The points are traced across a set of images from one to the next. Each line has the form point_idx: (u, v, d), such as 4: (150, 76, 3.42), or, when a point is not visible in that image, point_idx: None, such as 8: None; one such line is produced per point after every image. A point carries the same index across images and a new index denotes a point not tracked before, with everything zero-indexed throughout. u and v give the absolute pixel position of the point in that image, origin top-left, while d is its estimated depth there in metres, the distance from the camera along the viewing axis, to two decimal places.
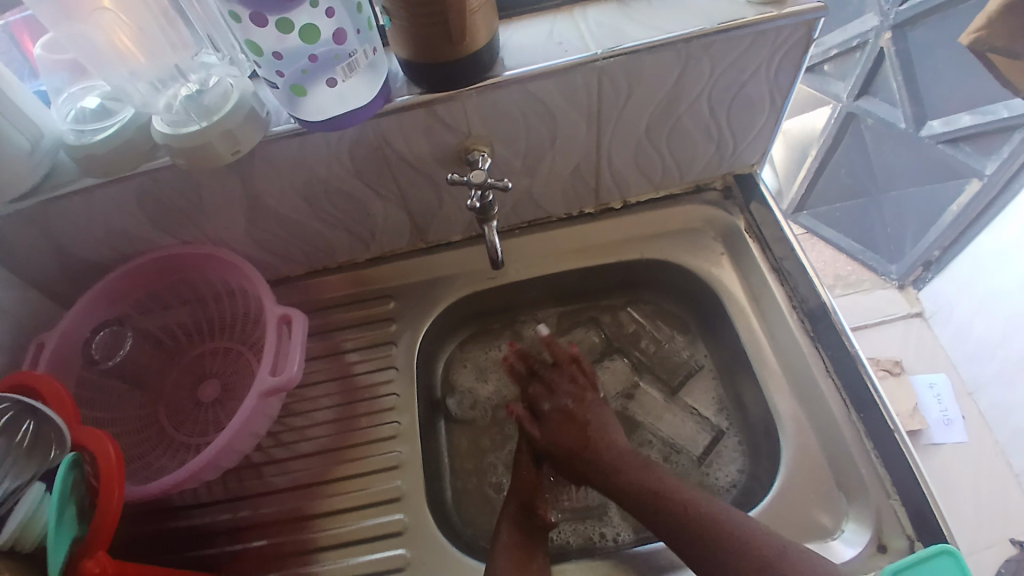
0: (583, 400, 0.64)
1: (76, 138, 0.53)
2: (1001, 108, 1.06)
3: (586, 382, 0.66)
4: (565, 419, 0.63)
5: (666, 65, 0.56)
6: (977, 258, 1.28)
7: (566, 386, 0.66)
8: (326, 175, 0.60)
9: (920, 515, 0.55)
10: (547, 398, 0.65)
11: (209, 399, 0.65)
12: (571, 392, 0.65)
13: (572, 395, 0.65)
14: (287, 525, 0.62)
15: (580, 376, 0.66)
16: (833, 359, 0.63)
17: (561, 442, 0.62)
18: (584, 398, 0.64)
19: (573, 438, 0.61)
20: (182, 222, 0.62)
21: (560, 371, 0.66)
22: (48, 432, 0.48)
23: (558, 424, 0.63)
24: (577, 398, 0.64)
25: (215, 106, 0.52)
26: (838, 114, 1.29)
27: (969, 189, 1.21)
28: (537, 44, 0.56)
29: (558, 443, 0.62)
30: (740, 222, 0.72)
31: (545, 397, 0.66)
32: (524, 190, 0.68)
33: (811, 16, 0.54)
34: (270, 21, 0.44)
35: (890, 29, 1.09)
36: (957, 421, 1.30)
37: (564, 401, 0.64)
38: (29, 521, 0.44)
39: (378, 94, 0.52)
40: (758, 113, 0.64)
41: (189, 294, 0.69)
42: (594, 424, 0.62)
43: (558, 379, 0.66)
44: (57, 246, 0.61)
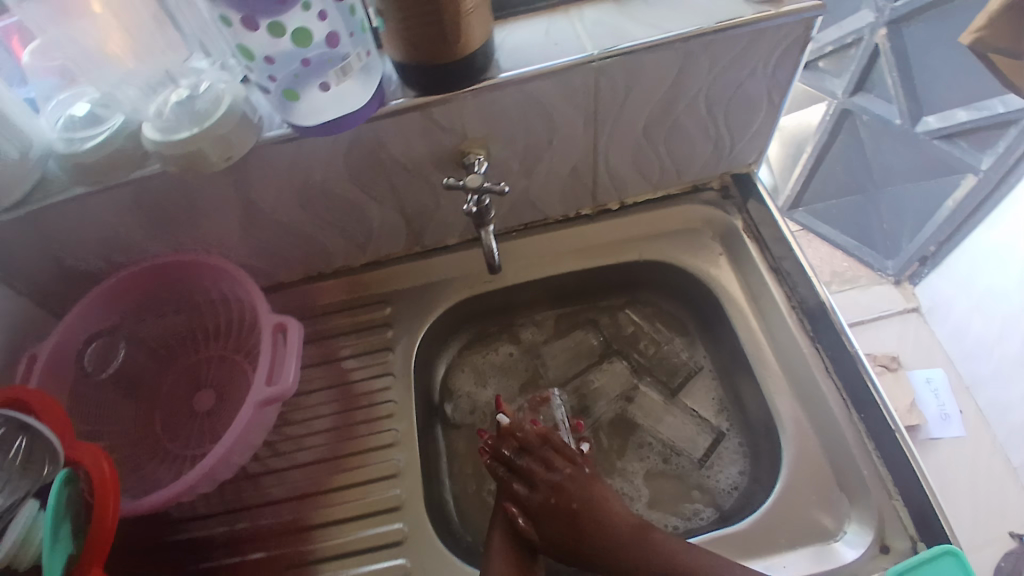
0: (563, 488, 0.59)
1: (66, 146, 0.52)
2: (998, 103, 1.06)
3: (566, 461, 0.61)
4: (550, 513, 0.58)
5: (663, 64, 0.55)
6: (974, 254, 1.29)
7: (550, 480, 0.60)
8: (320, 180, 0.59)
9: (922, 515, 0.55)
10: (529, 494, 0.60)
11: (204, 409, 0.65)
12: (550, 481, 0.60)
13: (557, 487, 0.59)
14: (285, 537, 0.62)
15: (556, 458, 0.61)
16: (834, 359, 0.63)
17: (559, 537, 0.58)
18: (564, 484, 0.59)
19: (570, 534, 0.57)
20: (175, 229, 0.62)
21: (535, 459, 0.61)
22: (40, 449, 0.47)
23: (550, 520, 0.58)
24: (557, 487, 0.59)
25: (207, 112, 0.51)
26: (832, 111, 1.29)
27: (965, 184, 1.21)
28: (533, 45, 0.56)
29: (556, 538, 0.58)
30: (738, 221, 0.71)
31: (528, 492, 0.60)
32: (522, 192, 0.68)
33: (810, 14, 0.53)
34: (262, 24, 0.44)
35: (886, 25, 1.09)
36: (955, 416, 1.30)
37: (544, 493, 0.59)
38: (26, 538, 0.43)
39: (373, 96, 0.51)
40: (756, 112, 0.64)
41: (184, 300, 0.67)
42: (583, 512, 0.58)
43: (534, 468, 0.61)
44: (49, 255, 0.60)
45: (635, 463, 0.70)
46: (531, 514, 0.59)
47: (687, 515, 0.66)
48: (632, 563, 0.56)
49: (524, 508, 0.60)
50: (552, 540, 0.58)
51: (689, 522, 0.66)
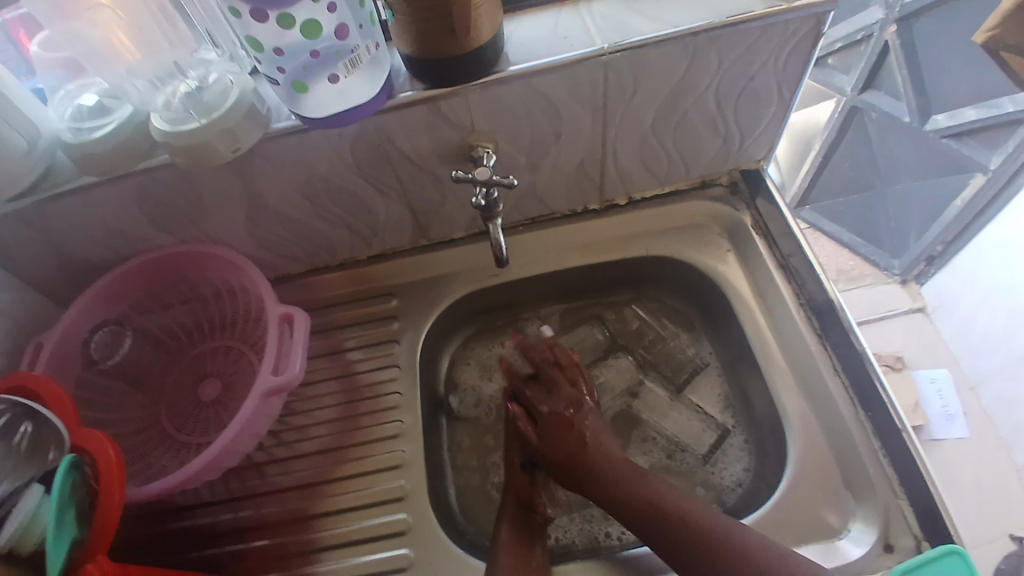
0: (583, 406, 0.63)
1: (75, 136, 0.52)
2: (1007, 103, 1.04)
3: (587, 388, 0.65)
4: (558, 424, 0.63)
5: (672, 58, 0.55)
6: (980, 253, 1.28)
7: (566, 393, 0.64)
8: (328, 172, 0.59)
9: (928, 514, 0.55)
10: (547, 402, 0.65)
11: (210, 398, 0.65)
12: (571, 396, 0.64)
13: (571, 402, 0.64)
14: (289, 526, 0.62)
15: (581, 380, 0.65)
16: (841, 357, 0.63)
17: (556, 448, 0.61)
18: (584, 405, 0.63)
19: (567, 447, 0.61)
20: (181, 220, 0.62)
21: (562, 375, 0.65)
22: (47, 435, 0.47)
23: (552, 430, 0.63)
24: (577, 404, 0.63)
25: (215, 103, 0.51)
26: (842, 108, 1.28)
27: (974, 182, 1.20)
28: (542, 38, 0.55)
29: (552, 448, 0.62)
30: (746, 217, 0.71)
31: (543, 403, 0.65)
32: (528, 186, 0.68)
33: (821, 9, 0.53)
34: (271, 16, 0.43)
35: (894, 22, 1.09)
36: (959, 416, 1.30)
37: (562, 406, 0.64)
38: (28, 525, 0.43)
39: (380, 90, 0.51)
40: (765, 107, 0.63)
41: (189, 292, 0.68)
42: (594, 434, 0.61)
43: (557, 386, 0.65)
44: (55, 246, 0.60)
45: (640, 457, 0.70)
46: (539, 424, 0.64)
47: None
48: (624, 487, 0.57)
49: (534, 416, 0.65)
50: (550, 456, 0.62)
51: None
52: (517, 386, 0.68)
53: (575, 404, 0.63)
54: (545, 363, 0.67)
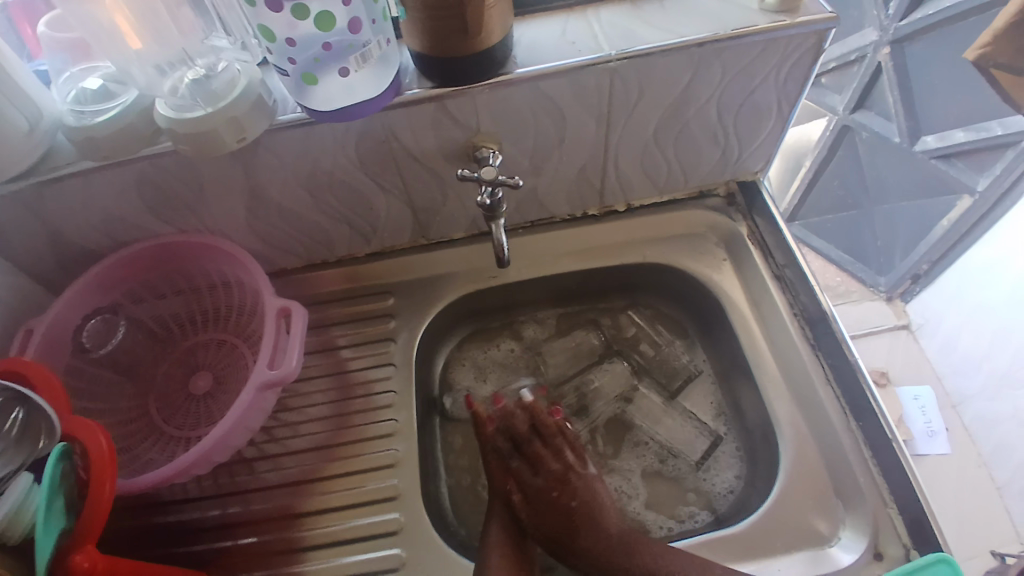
0: (567, 480, 0.63)
1: (76, 120, 0.52)
2: (996, 125, 1.07)
3: (574, 455, 0.65)
4: (547, 502, 0.63)
5: (677, 68, 0.56)
6: (964, 275, 1.31)
7: (552, 465, 0.65)
8: (331, 166, 0.59)
9: (917, 523, 0.55)
10: (529, 477, 0.64)
11: (202, 391, 0.64)
12: (556, 472, 0.64)
13: (557, 475, 0.64)
14: (279, 522, 0.61)
15: (567, 451, 0.65)
16: (833, 367, 0.64)
17: (545, 524, 0.62)
18: (572, 476, 0.64)
19: (557, 522, 0.62)
20: (180, 210, 0.61)
21: (545, 448, 0.65)
22: (38, 421, 0.46)
23: (540, 509, 0.63)
24: (565, 480, 0.64)
25: (223, 93, 0.51)
26: (833, 128, 1.32)
27: (960, 204, 1.22)
28: (550, 43, 0.56)
29: (540, 527, 0.62)
30: (743, 228, 0.72)
31: (530, 474, 0.64)
32: (530, 189, 0.68)
33: (823, 26, 0.54)
34: (286, 7, 0.43)
35: (889, 44, 1.11)
36: (941, 433, 1.32)
37: (546, 483, 0.64)
38: (18, 511, 0.42)
39: (388, 88, 0.51)
40: (765, 121, 0.64)
41: (183, 283, 0.67)
42: (582, 509, 0.61)
43: (543, 451, 0.65)
44: (51, 232, 0.59)
45: (632, 461, 0.71)
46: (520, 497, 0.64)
47: (682, 518, 0.67)
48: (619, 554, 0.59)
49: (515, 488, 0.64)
50: (539, 527, 0.62)
51: (684, 524, 0.66)
52: (501, 453, 0.66)
53: (564, 473, 0.64)
54: (526, 435, 0.66)
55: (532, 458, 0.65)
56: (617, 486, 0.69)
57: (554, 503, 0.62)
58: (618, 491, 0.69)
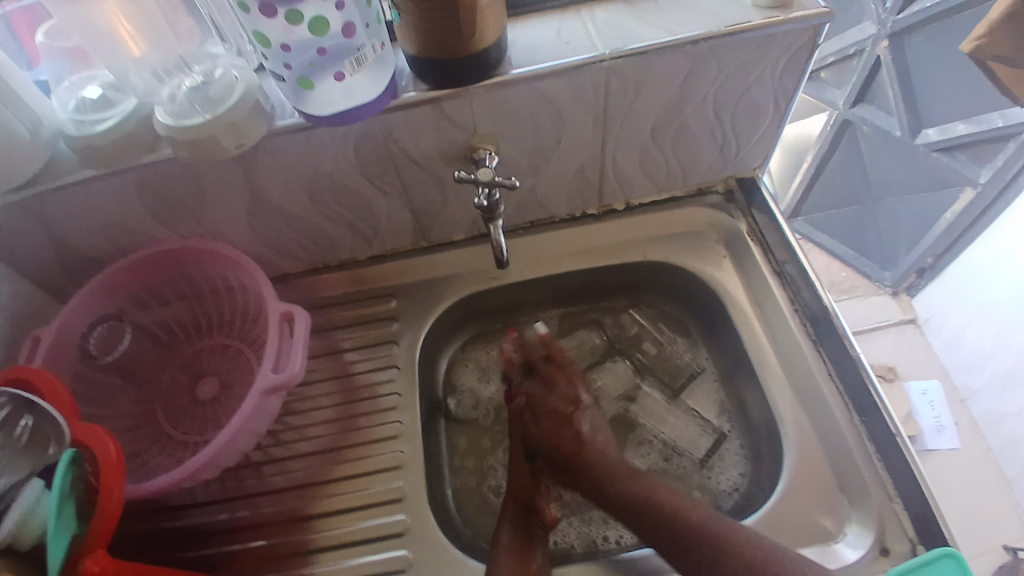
0: (580, 402, 0.67)
1: (76, 128, 0.53)
2: (997, 118, 1.07)
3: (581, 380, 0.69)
4: (559, 421, 0.66)
5: (673, 66, 0.56)
6: (969, 271, 1.30)
7: (565, 388, 0.68)
8: (330, 170, 0.59)
9: (922, 519, 0.55)
10: (546, 394, 0.67)
11: (207, 396, 0.65)
12: (568, 395, 0.67)
13: (569, 398, 0.67)
14: (285, 526, 0.61)
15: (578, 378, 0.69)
16: (835, 363, 0.63)
17: (557, 443, 0.65)
18: (581, 402, 0.67)
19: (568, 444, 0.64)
20: (182, 216, 0.62)
21: (559, 372, 0.68)
22: (45, 427, 0.47)
23: (551, 426, 0.66)
24: (576, 402, 0.67)
25: (220, 98, 0.51)
26: (834, 122, 1.31)
27: (962, 197, 1.22)
28: (545, 43, 0.56)
29: (551, 445, 0.65)
30: (742, 225, 0.72)
31: (544, 395, 0.67)
32: (529, 189, 0.68)
33: (818, 20, 0.54)
34: (280, 12, 0.43)
35: (888, 37, 1.10)
36: (949, 427, 1.31)
37: (560, 404, 0.67)
38: (27, 518, 0.42)
39: (385, 90, 0.52)
40: (762, 117, 0.64)
41: (187, 288, 0.67)
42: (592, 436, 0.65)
43: (556, 377, 0.68)
44: (56, 239, 0.60)
45: (637, 459, 0.71)
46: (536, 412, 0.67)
47: None
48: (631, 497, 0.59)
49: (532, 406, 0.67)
50: (549, 446, 0.65)
51: None
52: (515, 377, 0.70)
53: (575, 396, 0.67)
54: (540, 359, 0.69)
55: (546, 381, 0.68)
56: (630, 451, 0.71)
57: (566, 419, 0.66)
58: (628, 453, 0.71)
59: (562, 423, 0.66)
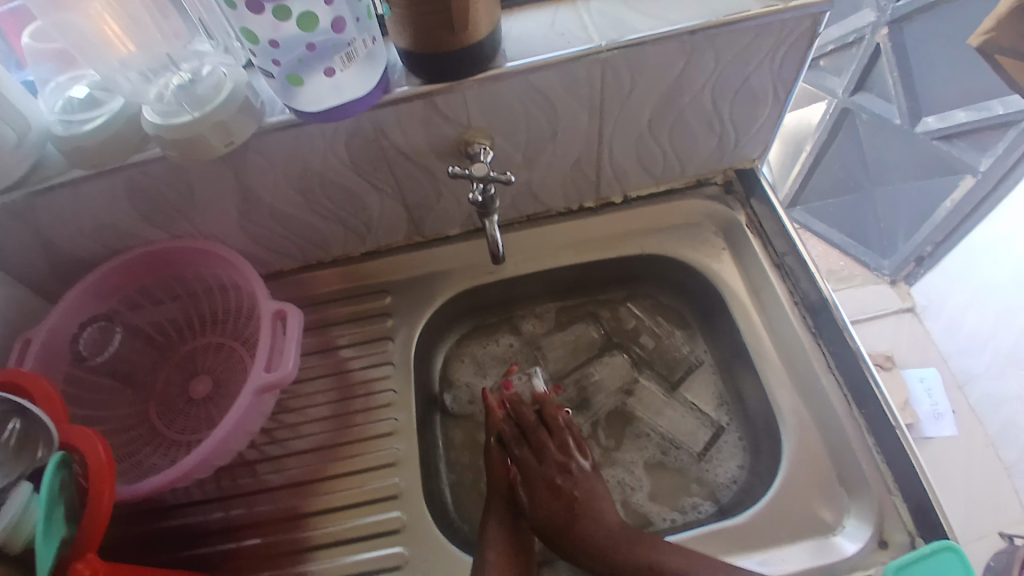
0: (571, 471, 0.63)
1: (64, 129, 0.51)
2: (998, 104, 1.07)
3: (576, 449, 0.65)
4: (552, 494, 0.62)
5: (669, 56, 0.55)
6: (968, 258, 1.31)
7: (554, 455, 0.64)
8: (322, 167, 0.58)
9: (921, 509, 0.55)
10: (535, 465, 0.64)
11: (201, 395, 0.64)
12: (559, 462, 0.64)
13: (559, 464, 0.64)
14: (282, 524, 0.61)
15: (571, 442, 0.65)
16: (834, 354, 0.63)
17: (548, 515, 0.61)
18: (572, 470, 0.63)
19: (555, 517, 0.61)
20: (173, 215, 0.61)
21: (550, 438, 0.65)
22: (37, 431, 0.46)
23: (541, 497, 0.62)
24: (567, 469, 0.63)
25: (208, 96, 0.50)
26: (833, 111, 1.28)
27: (962, 184, 1.22)
28: (539, 35, 0.55)
29: (544, 520, 0.61)
30: (741, 216, 0.72)
31: (534, 460, 0.64)
32: (524, 183, 0.67)
33: (817, 9, 0.53)
34: (266, 8, 0.43)
35: (887, 25, 1.09)
36: (947, 415, 1.31)
37: (551, 470, 0.63)
38: (17, 524, 0.42)
39: (376, 85, 0.51)
40: (760, 107, 0.63)
41: (180, 288, 0.67)
42: (584, 500, 0.61)
43: (547, 442, 0.65)
44: (46, 242, 0.59)
45: (634, 453, 0.70)
46: (526, 485, 0.63)
47: (685, 509, 0.66)
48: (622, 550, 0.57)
49: (521, 476, 0.64)
50: (540, 519, 0.61)
51: (687, 515, 0.66)
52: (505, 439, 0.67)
53: (563, 463, 0.64)
54: (531, 424, 0.66)
55: (533, 445, 0.65)
56: (639, 508, 0.67)
57: (558, 494, 0.62)
58: (639, 507, 0.67)
59: (554, 497, 0.62)
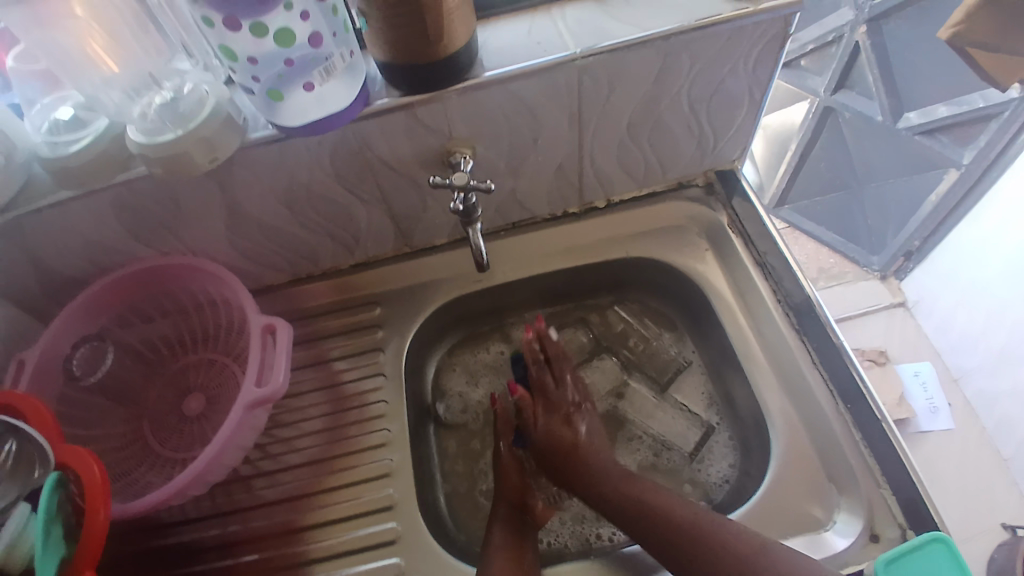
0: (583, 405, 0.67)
1: (50, 150, 0.52)
2: (978, 98, 1.07)
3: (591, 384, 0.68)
4: (563, 420, 0.66)
5: (645, 62, 0.56)
6: (958, 253, 1.32)
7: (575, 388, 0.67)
8: (308, 180, 0.59)
9: (911, 504, 0.55)
10: (553, 391, 0.67)
11: (194, 412, 0.65)
12: (576, 395, 0.67)
13: (576, 396, 0.67)
14: (277, 539, 0.61)
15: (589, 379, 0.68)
16: (819, 351, 0.64)
17: (556, 440, 0.65)
18: (584, 407, 0.66)
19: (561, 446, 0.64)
20: (161, 232, 0.61)
21: (570, 372, 0.68)
22: (30, 451, 0.47)
23: (554, 421, 0.66)
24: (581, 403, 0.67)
25: (192, 113, 0.51)
26: (815, 110, 1.30)
27: (947, 177, 1.22)
28: (516, 44, 0.56)
29: (550, 445, 0.65)
30: (723, 217, 0.72)
31: (553, 388, 0.67)
32: (509, 190, 0.68)
33: (789, 11, 0.54)
34: (244, 25, 0.43)
35: (865, 23, 1.10)
36: (943, 409, 1.32)
37: (567, 401, 0.67)
38: (15, 542, 0.42)
39: (357, 97, 0.52)
40: (739, 108, 0.64)
41: (171, 305, 0.67)
42: (589, 437, 0.64)
43: (568, 377, 0.68)
44: (37, 262, 0.60)
45: (628, 456, 0.71)
46: (540, 407, 0.67)
47: None
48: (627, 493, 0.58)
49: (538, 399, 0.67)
50: (546, 445, 0.65)
51: None
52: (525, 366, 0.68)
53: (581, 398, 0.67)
54: (556, 355, 0.68)
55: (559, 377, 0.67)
56: (624, 449, 0.71)
57: (569, 422, 0.65)
58: (624, 453, 0.71)
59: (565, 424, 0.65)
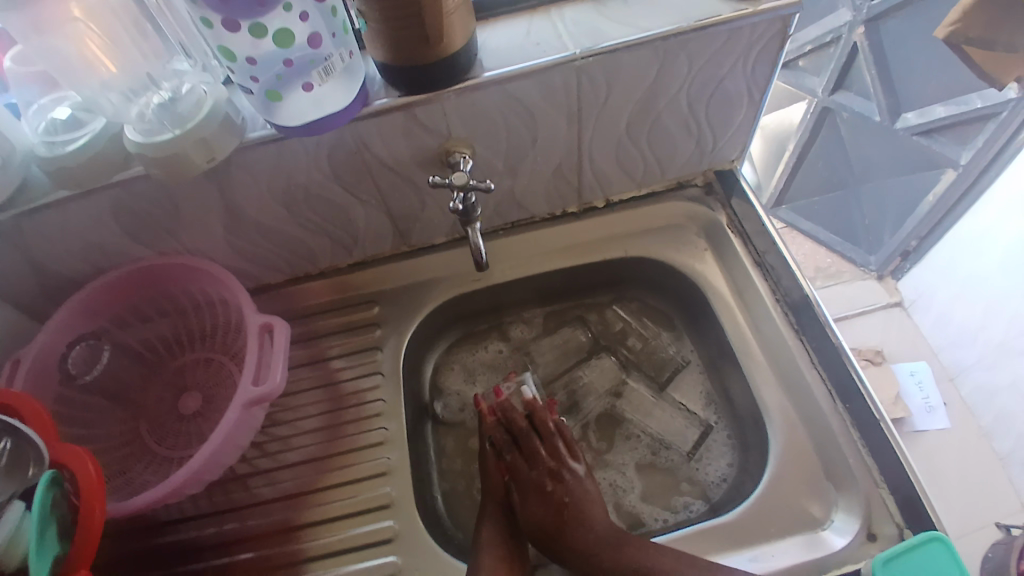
0: (561, 475, 0.63)
1: (47, 150, 0.52)
2: (976, 98, 1.07)
3: (567, 454, 0.65)
4: (542, 498, 0.62)
5: (643, 63, 0.56)
6: (955, 250, 1.32)
7: (546, 458, 0.65)
8: (306, 181, 0.59)
9: (908, 501, 0.56)
10: (525, 471, 0.64)
11: (191, 411, 0.65)
12: (550, 468, 0.64)
13: (550, 469, 0.64)
14: (276, 536, 0.61)
15: (561, 448, 0.65)
16: (817, 349, 0.64)
17: (538, 521, 0.61)
18: (563, 476, 0.63)
19: (546, 522, 0.61)
20: (159, 232, 0.61)
21: (540, 446, 0.65)
22: (27, 450, 0.46)
23: (532, 503, 0.62)
24: (558, 476, 0.63)
25: (189, 115, 0.51)
26: (815, 110, 1.31)
27: (945, 178, 1.22)
28: (515, 45, 0.56)
29: (535, 525, 0.61)
30: (721, 217, 0.72)
31: (525, 466, 0.64)
32: (507, 190, 0.68)
33: (787, 11, 0.54)
34: (243, 25, 0.43)
35: (863, 23, 1.11)
36: (939, 408, 1.32)
37: (542, 477, 0.64)
38: (12, 540, 0.41)
39: (356, 96, 0.52)
40: (736, 108, 0.64)
41: (169, 305, 0.68)
42: (574, 505, 0.61)
43: (539, 449, 0.65)
44: (34, 262, 0.59)
45: (625, 455, 0.71)
46: (516, 492, 0.64)
47: (678, 508, 0.67)
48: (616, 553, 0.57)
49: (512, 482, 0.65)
50: (530, 527, 0.61)
51: (678, 514, 0.67)
52: (498, 448, 0.67)
53: (555, 466, 0.64)
54: (522, 431, 0.66)
55: (526, 453, 0.65)
56: (631, 505, 0.68)
57: (550, 500, 0.62)
58: (631, 505, 0.68)
59: (547, 503, 0.62)
